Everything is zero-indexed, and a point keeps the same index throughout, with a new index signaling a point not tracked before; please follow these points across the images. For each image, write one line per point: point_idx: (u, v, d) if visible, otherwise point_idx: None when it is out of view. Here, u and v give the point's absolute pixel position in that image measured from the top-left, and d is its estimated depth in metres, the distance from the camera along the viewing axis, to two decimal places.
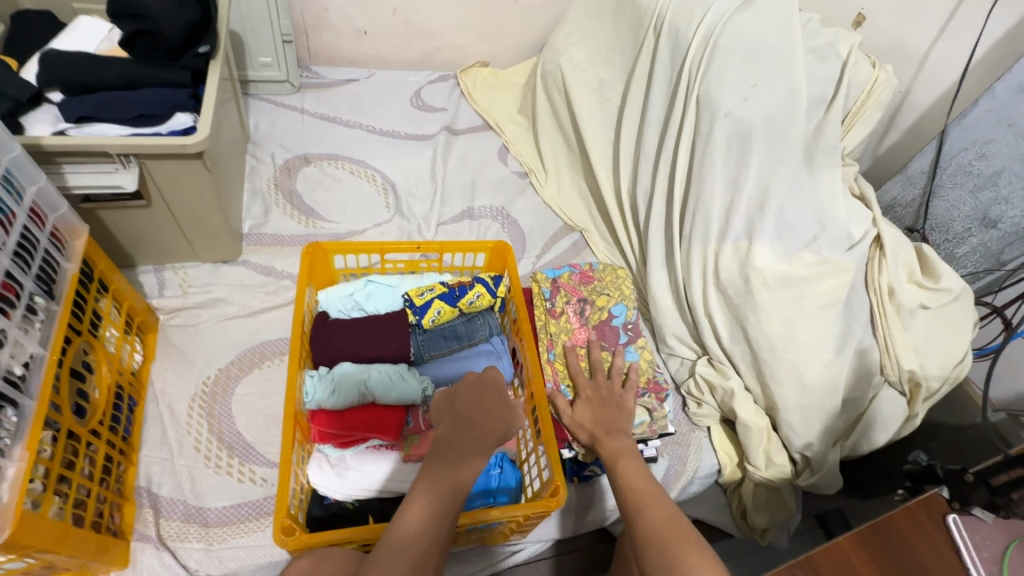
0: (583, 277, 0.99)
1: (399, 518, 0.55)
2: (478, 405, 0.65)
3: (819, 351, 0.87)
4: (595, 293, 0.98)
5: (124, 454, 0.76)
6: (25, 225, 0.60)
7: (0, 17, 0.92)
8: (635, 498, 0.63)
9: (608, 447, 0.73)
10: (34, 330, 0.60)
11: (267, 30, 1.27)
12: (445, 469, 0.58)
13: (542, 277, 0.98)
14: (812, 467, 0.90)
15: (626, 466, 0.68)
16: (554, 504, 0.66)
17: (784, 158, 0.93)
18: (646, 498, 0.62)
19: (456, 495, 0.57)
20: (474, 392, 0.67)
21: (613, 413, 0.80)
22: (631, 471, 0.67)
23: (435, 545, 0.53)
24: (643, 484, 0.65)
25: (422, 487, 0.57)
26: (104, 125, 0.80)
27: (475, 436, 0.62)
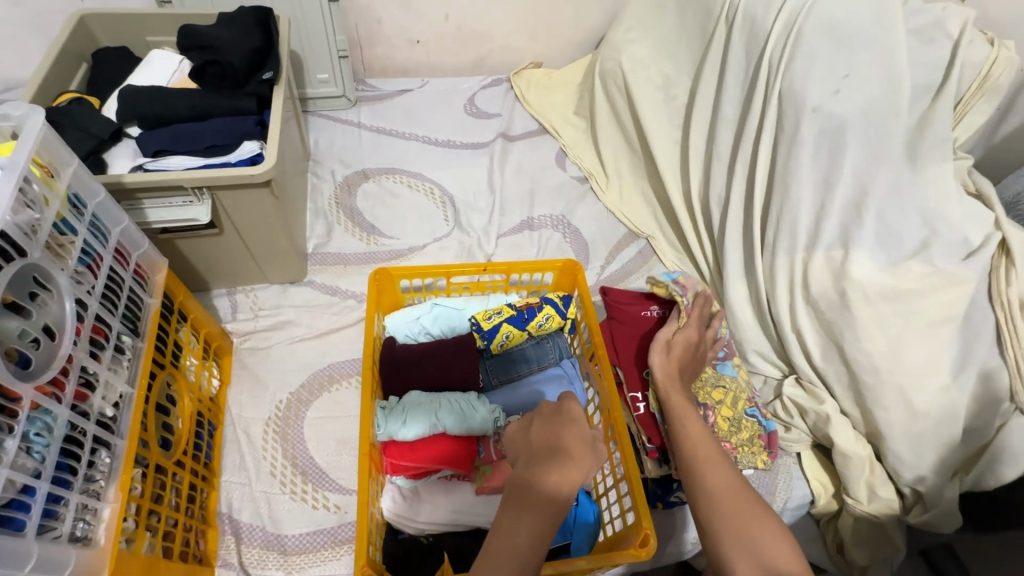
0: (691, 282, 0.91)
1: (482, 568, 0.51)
2: (554, 436, 0.60)
3: (932, 373, 0.78)
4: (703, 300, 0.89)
5: (206, 480, 0.78)
6: (111, 267, 0.62)
7: (82, 55, 0.96)
8: (702, 461, 0.64)
9: (676, 395, 0.73)
10: (123, 369, 0.61)
11: (324, 47, 1.28)
12: (524, 509, 0.54)
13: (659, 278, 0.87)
14: (925, 503, 0.80)
15: (691, 424, 0.69)
16: (645, 554, 0.60)
17: (884, 156, 0.83)
18: (711, 464, 0.64)
19: (539, 538, 0.53)
20: (551, 423, 0.61)
21: (695, 365, 0.80)
22: (695, 435, 0.67)
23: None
24: (707, 442, 0.67)
25: (501, 531, 0.53)
26: (178, 156, 0.82)
27: (554, 471, 0.56)
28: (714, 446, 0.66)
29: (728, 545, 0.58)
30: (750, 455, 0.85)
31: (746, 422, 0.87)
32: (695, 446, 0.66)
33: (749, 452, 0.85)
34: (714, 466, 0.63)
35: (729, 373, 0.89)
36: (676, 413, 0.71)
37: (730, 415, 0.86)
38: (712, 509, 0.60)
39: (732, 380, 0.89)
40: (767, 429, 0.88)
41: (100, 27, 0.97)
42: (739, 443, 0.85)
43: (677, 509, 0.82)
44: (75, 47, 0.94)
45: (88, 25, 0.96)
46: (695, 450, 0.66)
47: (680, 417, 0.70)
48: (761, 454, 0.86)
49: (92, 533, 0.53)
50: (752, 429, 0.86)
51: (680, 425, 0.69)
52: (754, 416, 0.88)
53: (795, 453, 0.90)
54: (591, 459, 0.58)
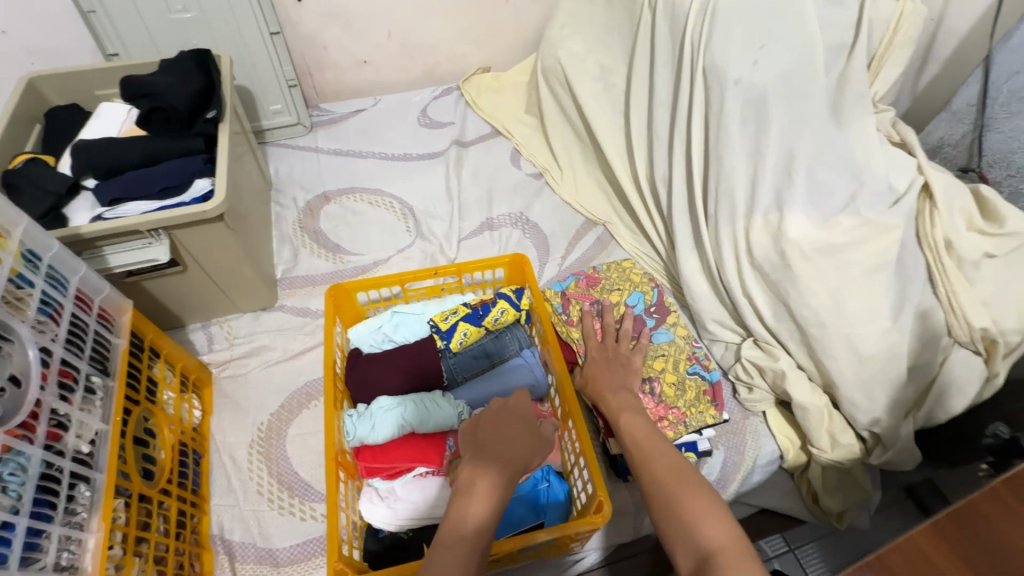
0: (589, 281, 0.98)
1: (438, 548, 0.55)
2: (502, 430, 0.65)
3: (874, 319, 0.81)
4: (606, 292, 0.96)
5: (195, 506, 0.81)
6: (73, 313, 0.65)
7: (35, 116, 1.00)
8: (645, 455, 0.66)
9: (616, 404, 0.76)
10: (95, 408, 0.65)
11: (272, 79, 1.32)
12: (478, 492, 0.58)
13: (551, 292, 0.96)
14: (884, 444, 0.83)
15: (631, 421, 0.72)
16: (601, 519, 0.65)
17: (806, 118, 0.87)
18: (654, 458, 0.65)
19: (490, 518, 0.57)
20: (499, 416, 0.67)
21: (613, 365, 0.83)
22: (639, 434, 0.69)
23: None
24: (649, 436, 0.68)
25: (456, 515, 0.57)
26: (133, 202, 0.85)
27: (504, 459, 0.62)
28: (656, 438, 0.68)
29: (671, 531, 0.57)
30: (699, 414, 0.86)
31: (691, 382, 0.89)
32: (638, 445, 0.68)
33: (698, 413, 0.86)
34: (655, 457, 0.65)
35: (666, 339, 0.92)
36: (618, 420, 0.73)
37: (674, 380, 0.89)
38: (656, 497, 0.60)
39: (670, 345, 0.92)
40: (711, 383, 0.90)
41: (49, 88, 1.01)
42: (686, 406, 0.87)
43: None
44: (26, 110, 0.98)
45: (39, 88, 1.00)
46: (639, 447, 0.67)
47: (622, 421, 0.72)
48: (709, 409, 0.87)
49: (79, 561, 0.56)
50: (697, 387, 0.88)
51: (625, 426, 0.71)
52: (697, 373, 0.90)
53: (762, 412, 0.94)
54: (533, 443, 0.65)
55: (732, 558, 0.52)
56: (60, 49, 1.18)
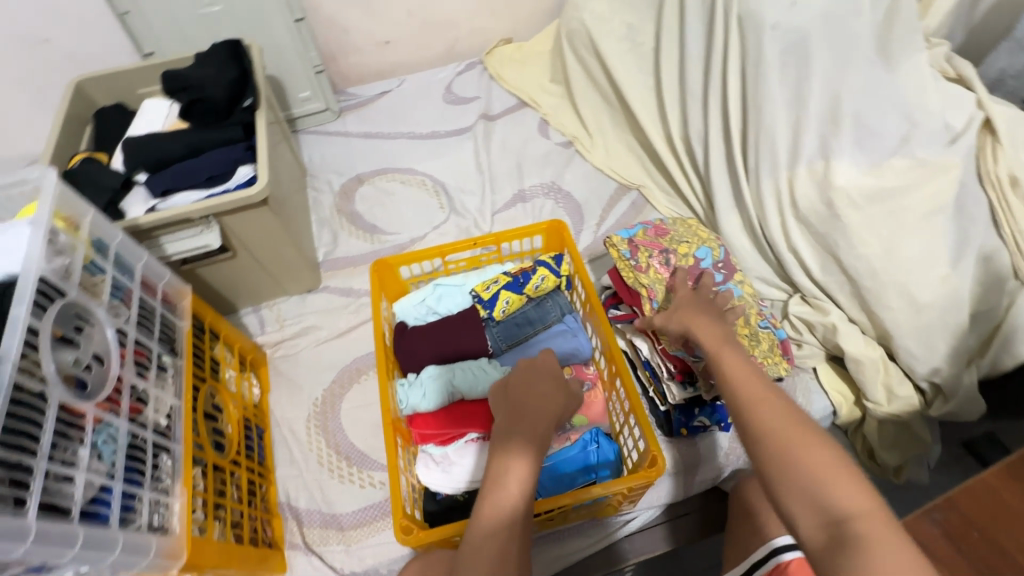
0: (657, 230, 0.88)
1: (483, 508, 0.56)
2: (532, 387, 0.67)
3: (932, 266, 0.77)
4: (675, 242, 0.86)
5: (263, 476, 0.86)
6: (142, 298, 0.69)
7: (84, 118, 1.05)
8: (749, 399, 0.56)
9: (710, 340, 0.63)
10: (168, 384, 0.69)
11: (300, 67, 1.34)
12: (519, 450, 0.60)
13: (617, 239, 0.86)
14: (945, 394, 0.80)
15: (726, 357, 0.61)
16: (655, 474, 0.66)
17: (850, 60, 0.83)
18: (760, 401, 0.55)
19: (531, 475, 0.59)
20: (528, 376, 0.68)
21: (709, 303, 0.69)
22: (745, 376, 0.58)
23: (513, 536, 0.54)
24: (751, 376, 0.58)
25: (501, 475, 0.58)
26: (183, 193, 0.89)
27: (537, 415, 0.64)
28: (762, 380, 0.57)
29: (792, 492, 0.49)
30: (774, 366, 0.79)
31: (764, 334, 0.81)
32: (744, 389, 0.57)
33: (772, 363, 0.79)
34: (763, 401, 0.55)
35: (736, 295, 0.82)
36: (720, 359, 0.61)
37: (748, 331, 0.80)
38: (766, 448, 0.52)
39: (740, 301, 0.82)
40: (781, 338, 0.83)
41: (95, 89, 1.06)
42: (761, 356, 0.80)
43: (701, 439, 0.88)
44: (77, 112, 1.03)
45: (86, 90, 1.05)
46: (744, 394, 0.56)
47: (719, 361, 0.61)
48: (783, 361, 0.80)
49: (168, 523, 0.60)
50: (771, 340, 0.80)
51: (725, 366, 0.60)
52: (769, 327, 0.82)
53: (812, 368, 0.92)
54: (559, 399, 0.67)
55: (873, 527, 0.45)
56: (100, 52, 1.23)
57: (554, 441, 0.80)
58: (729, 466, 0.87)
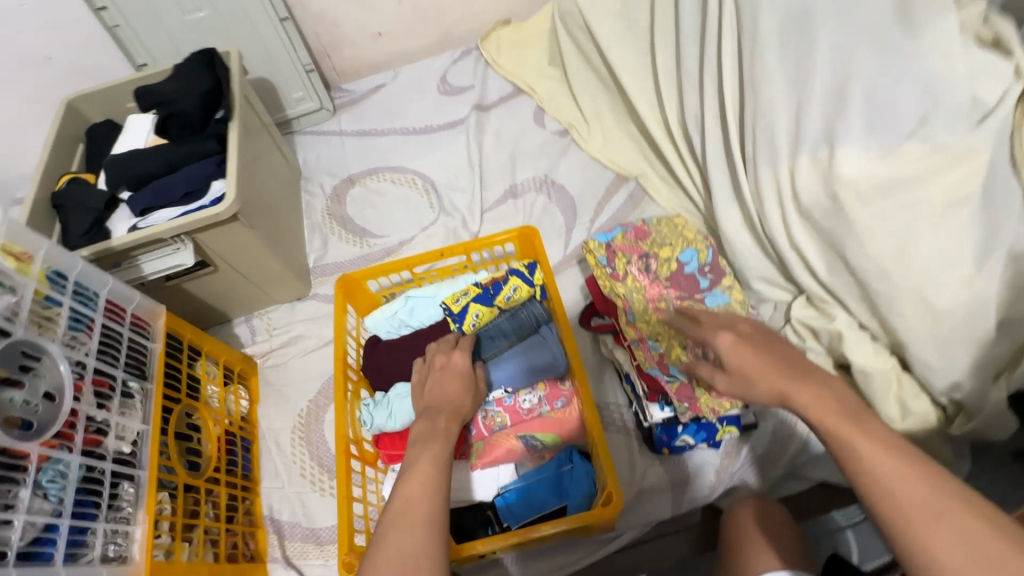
0: (637, 233, 0.82)
1: (397, 504, 0.54)
2: (446, 386, 0.69)
3: (952, 266, 0.68)
4: (656, 245, 0.80)
5: (248, 490, 0.88)
6: (106, 326, 0.70)
7: (77, 135, 1.07)
8: (923, 510, 0.39)
9: (820, 414, 0.45)
10: (135, 410, 0.70)
11: (291, 65, 1.31)
12: (430, 439, 0.61)
13: (594, 243, 0.81)
14: (968, 411, 0.72)
15: (863, 443, 0.42)
16: (609, 513, 0.66)
17: (862, 29, 0.71)
18: (932, 509, 0.38)
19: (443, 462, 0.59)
20: (441, 375, 0.71)
21: (780, 344, 0.52)
22: (921, 497, 0.39)
23: (427, 524, 0.53)
24: (905, 473, 0.40)
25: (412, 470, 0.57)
26: (161, 210, 0.90)
27: (449, 409, 0.66)
28: (921, 476, 0.40)
29: None
30: None
31: None
32: (921, 514, 0.39)
33: None
34: (943, 513, 0.38)
35: (721, 304, 0.75)
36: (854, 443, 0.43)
37: None
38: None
39: (726, 310, 0.75)
40: None
41: (87, 107, 1.08)
42: None
43: (691, 456, 0.83)
44: (69, 130, 1.05)
45: (78, 108, 1.06)
46: (906, 503, 0.39)
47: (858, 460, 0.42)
48: None
49: (127, 551, 0.63)
50: None
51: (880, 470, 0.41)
52: None
53: None
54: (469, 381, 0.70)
55: None
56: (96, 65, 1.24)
57: (527, 459, 0.77)
58: (721, 485, 0.81)
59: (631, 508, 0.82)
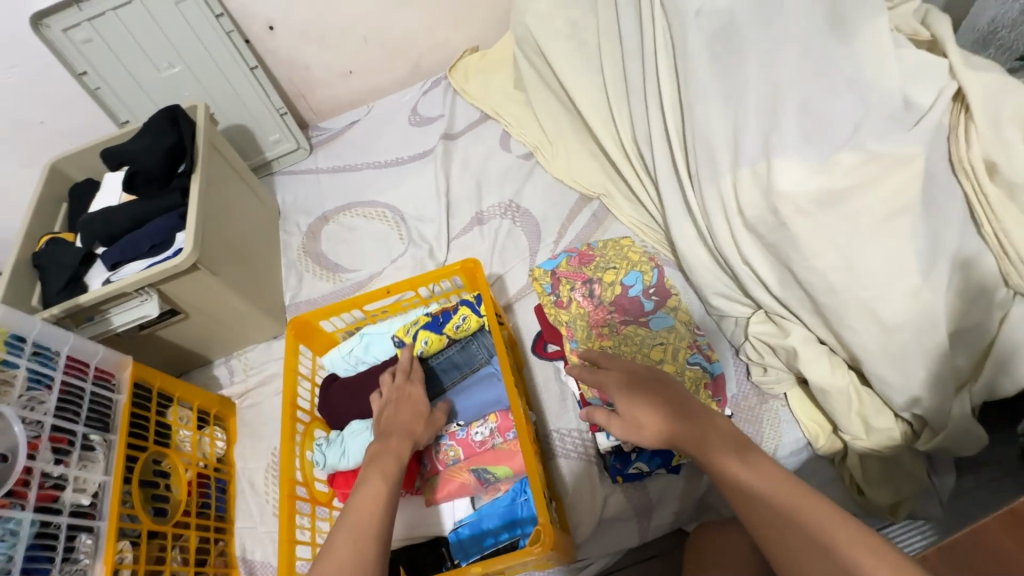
0: (582, 259, 0.89)
1: (350, 512, 0.58)
2: (400, 408, 0.71)
3: (898, 278, 0.65)
4: (601, 270, 0.86)
5: (222, 531, 0.90)
6: (67, 383, 0.73)
7: (61, 195, 1.13)
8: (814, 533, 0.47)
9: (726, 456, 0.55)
10: (97, 462, 0.72)
11: (264, 110, 1.34)
12: (385, 454, 0.64)
13: (540, 271, 0.88)
14: (932, 427, 0.68)
15: (762, 478, 0.51)
16: (537, 550, 0.60)
17: (788, 40, 0.70)
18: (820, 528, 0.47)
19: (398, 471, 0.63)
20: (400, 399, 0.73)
21: (680, 395, 0.62)
22: (816, 516, 0.47)
23: (372, 534, 0.56)
24: (792, 500, 0.49)
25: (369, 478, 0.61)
26: (130, 263, 0.94)
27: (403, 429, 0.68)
28: (810, 502, 0.49)
29: None
30: None
31: (691, 373, 0.78)
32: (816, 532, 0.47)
33: None
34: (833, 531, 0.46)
35: (665, 325, 0.82)
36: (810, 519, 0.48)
37: (673, 369, 0.78)
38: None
39: (671, 331, 0.81)
40: (714, 375, 0.78)
41: (69, 168, 1.14)
42: None
43: (650, 482, 0.80)
44: (53, 192, 1.11)
45: (61, 170, 1.13)
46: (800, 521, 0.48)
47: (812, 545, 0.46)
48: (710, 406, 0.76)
49: None
50: (697, 380, 0.77)
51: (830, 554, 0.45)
52: (699, 363, 0.78)
53: (782, 393, 0.82)
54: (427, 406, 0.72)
55: None
56: None
57: (481, 492, 0.77)
58: (686, 510, 0.78)
59: (595, 538, 0.80)
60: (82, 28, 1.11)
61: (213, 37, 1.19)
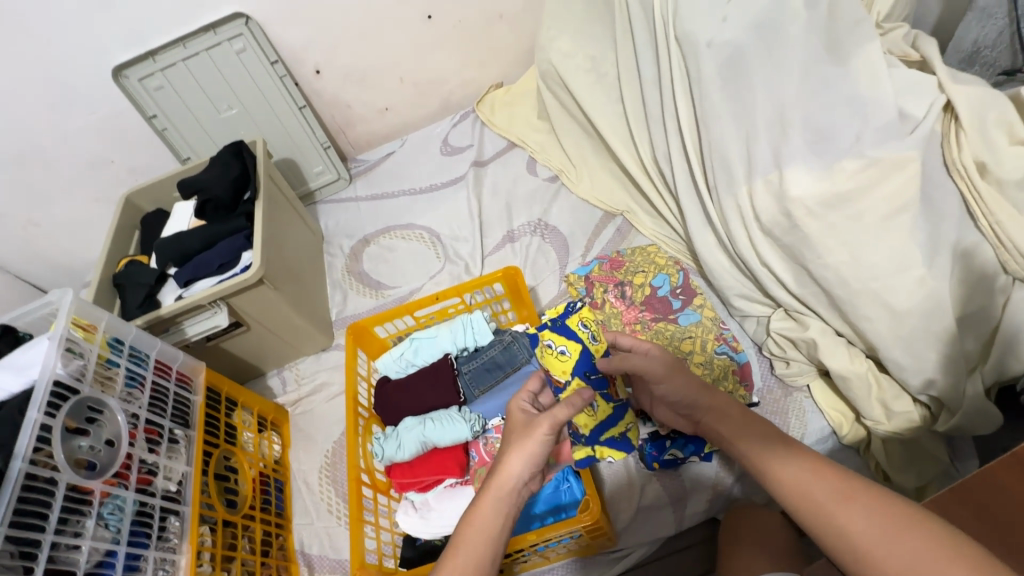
0: (613, 265, 1.02)
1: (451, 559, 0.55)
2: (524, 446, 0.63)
3: (904, 268, 0.72)
4: (630, 275, 1.00)
5: (281, 526, 0.96)
6: (155, 382, 0.82)
7: (133, 224, 1.25)
8: (839, 496, 0.51)
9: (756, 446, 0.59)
10: (180, 453, 0.80)
11: (310, 146, 1.47)
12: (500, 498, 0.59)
13: (575, 277, 0.99)
14: (948, 408, 0.74)
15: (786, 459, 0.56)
16: (588, 519, 0.70)
17: (790, 64, 0.77)
18: (840, 493, 0.52)
19: (506, 520, 0.58)
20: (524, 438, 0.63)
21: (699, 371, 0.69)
22: (829, 481, 0.53)
23: None
24: (814, 477, 0.54)
25: (467, 522, 0.57)
26: (201, 280, 1.04)
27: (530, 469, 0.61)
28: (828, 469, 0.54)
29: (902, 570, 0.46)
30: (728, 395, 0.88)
31: (719, 361, 0.91)
32: (833, 501, 0.51)
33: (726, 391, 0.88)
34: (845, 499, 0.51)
35: (693, 320, 0.96)
36: (833, 495, 0.52)
37: (702, 359, 0.92)
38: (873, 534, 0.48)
39: (698, 325, 0.96)
40: (740, 363, 0.91)
41: (140, 199, 1.26)
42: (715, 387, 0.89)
43: (685, 471, 0.86)
44: (126, 221, 1.23)
45: (133, 201, 1.25)
46: (816, 490, 0.53)
47: (836, 524, 0.50)
48: (739, 390, 0.88)
49: None
50: (725, 367, 0.90)
51: (856, 526, 0.49)
52: (725, 353, 0.92)
53: (806, 386, 0.88)
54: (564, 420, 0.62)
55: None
56: None
57: None
58: (720, 497, 0.83)
59: (632, 527, 0.85)
60: (155, 76, 1.24)
61: (268, 81, 1.32)
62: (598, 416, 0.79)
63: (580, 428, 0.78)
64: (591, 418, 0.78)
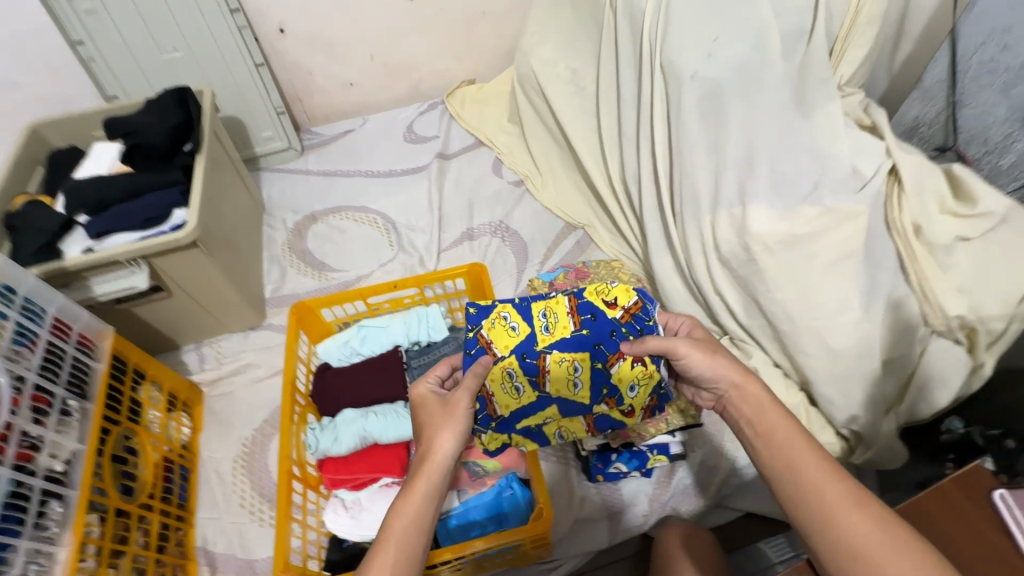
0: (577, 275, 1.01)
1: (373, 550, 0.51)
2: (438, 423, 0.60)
3: (844, 311, 0.78)
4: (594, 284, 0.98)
5: (182, 519, 0.86)
6: (50, 342, 0.70)
7: (37, 159, 1.08)
8: (850, 505, 0.45)
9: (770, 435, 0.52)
10: (72, 429, 0.69)
11: (262, 108, 1.36)
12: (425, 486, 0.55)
13: (539, 281, 0.97)
14: (866, 441, 0.81)
15: (800, 455, 0.50)
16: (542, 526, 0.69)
17: (766, 108, 0.82)
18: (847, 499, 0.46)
19: (434, 510, 0.55)
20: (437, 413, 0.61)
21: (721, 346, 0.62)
22: (838, 483, 0.47)
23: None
24: (823, 477, 0.48)
25: (395, 515, 0.53)
26: (119, 234, 0.91)
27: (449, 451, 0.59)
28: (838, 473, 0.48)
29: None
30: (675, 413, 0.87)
31: None
32: (842, 504, 0.46)
33: None
34: (852, 509, 0.45)
35: None
36: (841, 498, 0.46)
37: None
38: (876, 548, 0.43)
39: None
40: None
41: (50, 132, 1.09)
42: None
43: (624, 485, 0.87)
44: (29, 154, 1.06)
45: (40, 132, 1.08)
46: (823, 492, 0.47)
47: (839, 529, 0.45)
48: None
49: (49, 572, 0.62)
50: None
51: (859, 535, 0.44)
52: None
53: None
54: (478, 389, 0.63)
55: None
56: None
57: (468, 486, 0.80)
58: (654, 513, 0.86)
59: (568, 538, 0.84)
60: None
61: (224, 30, 1.20)
62: (521, 400, 0.71)
63: (499, 407, 0.70)
64: (513, 399, 0.70)
